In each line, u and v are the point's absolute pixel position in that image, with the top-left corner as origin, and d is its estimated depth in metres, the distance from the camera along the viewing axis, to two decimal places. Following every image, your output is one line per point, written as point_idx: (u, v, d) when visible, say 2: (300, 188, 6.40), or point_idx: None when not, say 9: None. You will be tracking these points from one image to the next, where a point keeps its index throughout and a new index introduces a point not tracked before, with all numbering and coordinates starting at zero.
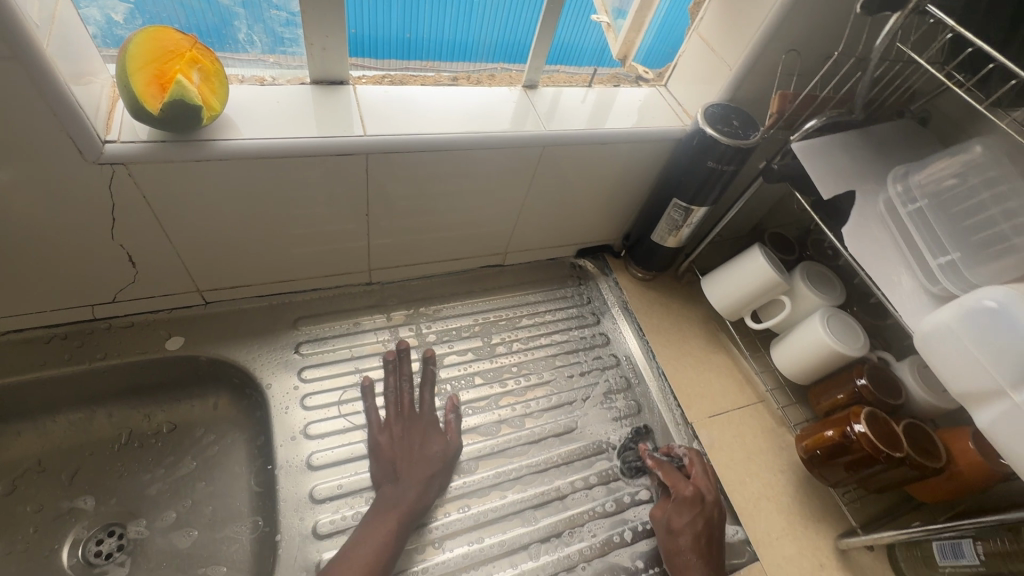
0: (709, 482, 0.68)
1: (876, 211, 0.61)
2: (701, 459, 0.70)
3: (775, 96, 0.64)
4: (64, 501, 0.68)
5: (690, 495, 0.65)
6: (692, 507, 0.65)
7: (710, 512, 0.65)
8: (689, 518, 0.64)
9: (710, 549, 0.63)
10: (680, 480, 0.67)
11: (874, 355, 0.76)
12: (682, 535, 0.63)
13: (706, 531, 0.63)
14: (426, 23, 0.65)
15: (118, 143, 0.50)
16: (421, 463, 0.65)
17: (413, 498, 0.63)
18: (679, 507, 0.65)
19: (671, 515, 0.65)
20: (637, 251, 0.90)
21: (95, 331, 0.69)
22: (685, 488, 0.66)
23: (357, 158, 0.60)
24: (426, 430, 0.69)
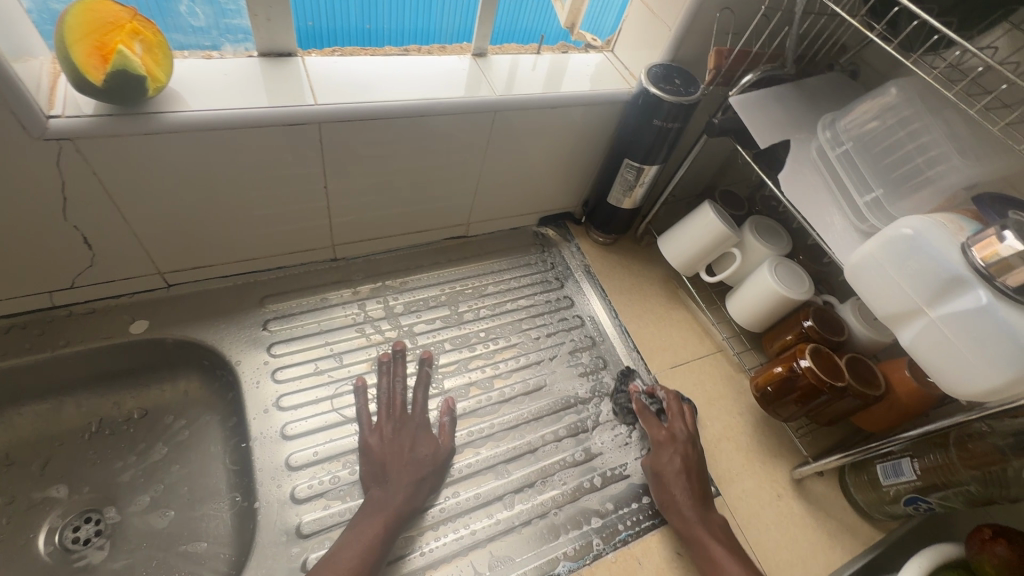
0: (685, 421, 0.72)
1: (810, 157, 0.65)
2: (676, 400, 0.74)
3: (711, 53, 0.67)
4: (35, 492, 0.68)
5: (664, 437, 0.70)
6: (668, 448, 0.69)
7: (686, 450, 0.69)
8: (667, 458, 0.68)
9: (690, 484, 0.67)
10: (656, 423, 0.72)
11: (820, 299, 0.81)
12: (665, 477, 0.67)
13: (686, 467, 0.68)
14: (385, 15, 0.68)
15: (63, 118, 0.50)
16: (409, 466, 0.64)
17: (401, 500, 0.61)
18: (659, 449, 0.69)
19: (654, 458, 0.69)
20: (596, 216, 0.93)
21: (55, 319, 0.69)
22: (659, 431, 0.70)
23: (309, 128, 0.61)
24: (415, 433, 0.67)
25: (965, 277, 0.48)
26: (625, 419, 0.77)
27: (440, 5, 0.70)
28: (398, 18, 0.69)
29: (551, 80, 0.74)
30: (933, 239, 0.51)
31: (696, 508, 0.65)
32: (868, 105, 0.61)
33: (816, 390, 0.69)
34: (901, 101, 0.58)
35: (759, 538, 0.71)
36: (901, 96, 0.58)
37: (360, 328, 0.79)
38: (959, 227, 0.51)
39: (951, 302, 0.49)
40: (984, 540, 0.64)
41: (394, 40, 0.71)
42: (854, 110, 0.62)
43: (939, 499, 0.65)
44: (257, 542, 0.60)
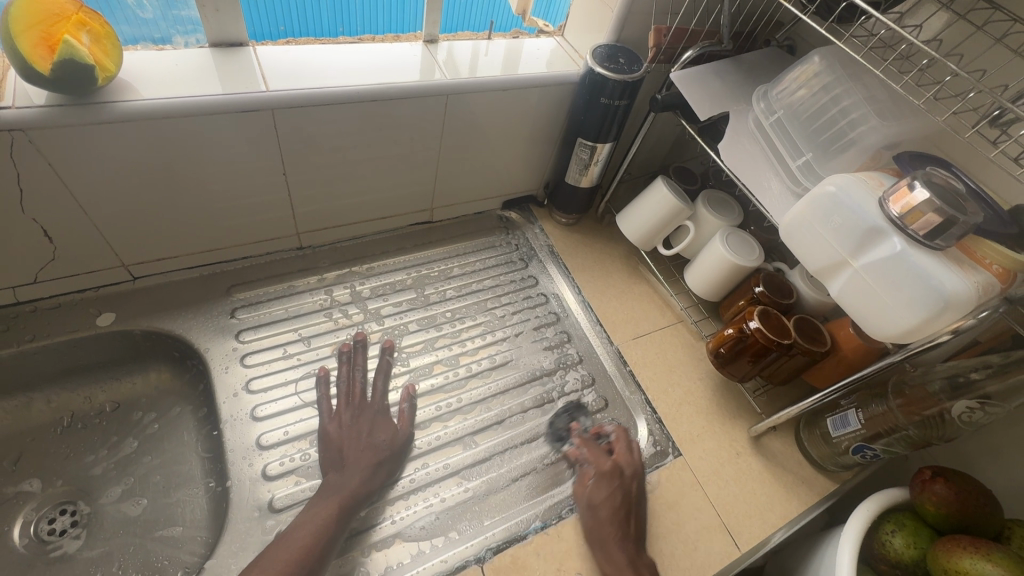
0: (630, 459, 0.70)
1: (748, 128, 0.69)
2: (627, 438, 0.72)
3: (651, 31, 0.71)
4: (8, 487, 0.69)
5: (608, 470, 0.68)
6: (608, 481, 0.67)
7: (629, 485, 0.67)
8: (608, 491, 0.66)
9: (627, 523, 0.64)
10: (601, 455, 0.70)
11: (771, 266, 0.84)
12: (601, 512, 0.64)
13: (625, 503, 0.65)
14: (358, 18, 0.72)
15: (13, 108, 0.51)
16: (365, 450, 0.66)
17: (356, 483, 0.63)
18: (600, 484, 0.67)
19: (593, 494, 0.66)
20: (557, 197, 0.95)
21: (20, 315, 0.69)
22: (604, 463, 0.68)
23: (262, 114, 0.63)
24: (374, 418, 0.70)
25: (882, 227, 0.52)
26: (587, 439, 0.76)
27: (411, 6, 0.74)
28: (371, 21, 0.73)
29: (507, 65, 0.76)
30: (854, 195, 0.55)
31: (626, 551, 0.62)
32: (797, 72, 0.64)
33: (766, 349, 0.73)
34: (824, 68, 0.62)
35: (720, 494, 0.74)
36: (824, 63, 0.62)
37: (329, 313, 0.81)
38: (876, 183, 0.56)
39: (872, 251, 0.53)
40: (925, 481, 0.67)
41: (339, 28, 0.72)
42: (784, 79, 0.65)
43: (882, 445, 0.69)
44: (231, 518, 0.62)
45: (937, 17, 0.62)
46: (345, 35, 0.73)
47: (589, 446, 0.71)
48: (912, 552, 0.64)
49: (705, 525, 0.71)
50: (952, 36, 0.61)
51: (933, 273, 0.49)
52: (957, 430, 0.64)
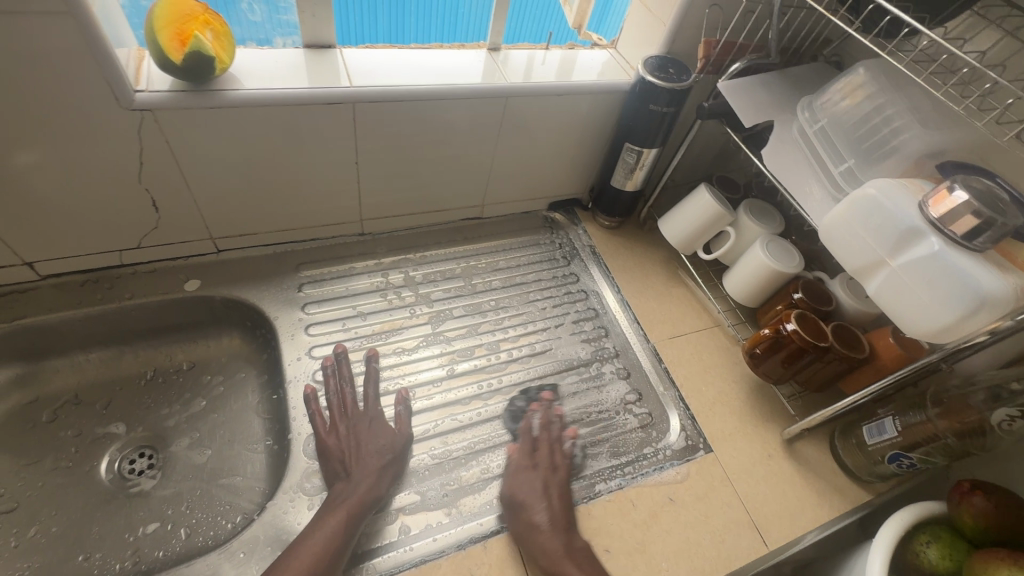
0: (557, 451, 0.72)
1: (792, 136, 0.72)
2: (553, 428, 0.74)
3: (702, 43, 0.79)
4: (99, 427, 0.77)
5: (526, 461, 0.70)
6: (530, 473, 0.69)
7: (549, 477, 0.69)
8: (528, 483, 0.68)
9: (551, 507, 0.65)
10: (524, 448, 0.72)
11: (811, 275, 0.85)
12: (525, 500, 0.66)
13: (548, 493, 0.67)
14: (415, 29, 0.79)
15: (146, 92, 0.60)
16: (370, 456, 0.67)
17: (364, 488, 0.64)
18: (524, 479, 0.68)
19: (517, 491, 0.67)
20: (601, 201, 1.00)
21: (121, 276, 0.79)
22: (523, 456, 0.71)
23: (342, 106, 0.70)
24: (370, 423, 0.71)
25: (920, 228, 0.55)
26: (617, 426, 0.79)
27: (467, 15, 0.81)
28: (425, 31, 0.80)
29: (561, 73, 0.82)
30: (893, 198, 0.57)
31: (561, 538, 0.63)
32: (842, 84, 0.67)
33: (802, 351, 0.74)
34: (869, 79, 0.65)
35: (750, 491, 0.75)
36: (869, 74, 0.64)
37: (384, 293, 0.87)
38: (916, 188, 0.58)
39: (909, 252, 0.56)
40: (964, 493, 0.66)
41: (394, 39, 0.79)
42: (829, 90, 0.68)
43: (921, 454, 0.68)
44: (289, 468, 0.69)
45: (986, 33, 0.64)
46: (401, 43, 0.79)
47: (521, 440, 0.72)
48: (947, 563, 0.64)
49: (733, 519, 0.72)
50: (1000, 51, 0.63)
51: (970, 272, 0.51)
52: (999, 442, 0.63)
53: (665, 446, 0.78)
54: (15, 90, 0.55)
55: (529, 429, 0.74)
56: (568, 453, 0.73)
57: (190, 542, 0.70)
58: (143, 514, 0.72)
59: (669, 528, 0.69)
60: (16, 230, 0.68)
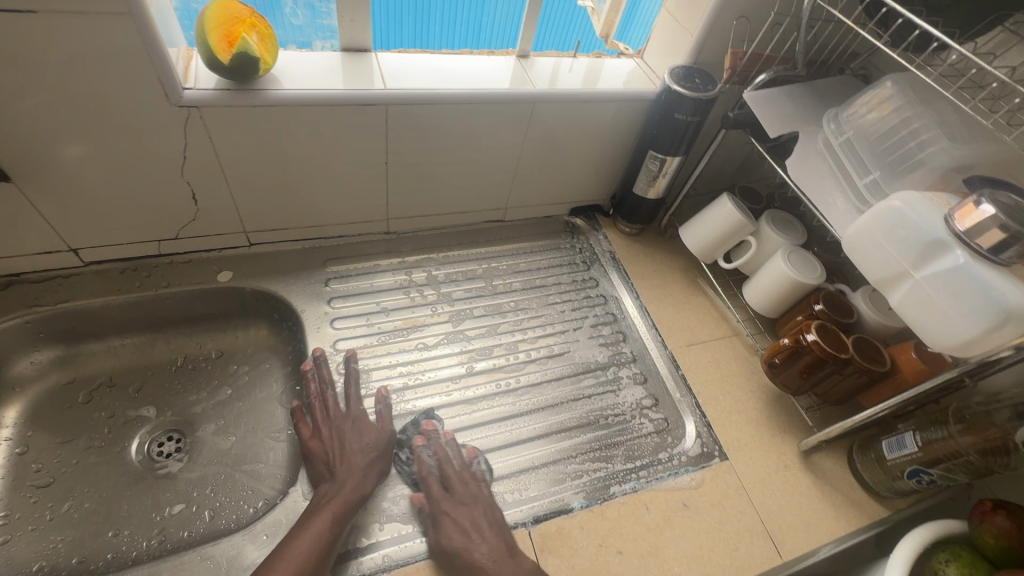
0: (472, 483, 0.68)
1: (817, 147, 0.72)
2: (457, 462, 0.69)
3: (728, 55, 0.77)
4: (130, 410, 0.80)
5: (442, 498, 0.66)
6: (448, 513, 0.64)
7: (476, 511, 0.65)
8: (460, 517, 0.64)
9: (487, 537, 0.62)
10: (433, 487, 0.67)
11: (833, 287, 0.85)
12: (451, 541, 0.62)
13: (484, 528, 0.63)
14: (438, 37, 0.81)
15: (194, 90, 0.63)
16: (354, 455, 0.68)
17: (350, 487, 0.65)
18: (449, 522, 0.63)
19: (444, 532, 0.63)
20: (623, 208, 1.01)
21: (159, 266, 0.82)
22: (435, 494, 0.66)
23: (375, 107, 0.72)
24: (352, 424, 0.72)
25: (946, 240, 0.55)
26: (633, 431, 0.79)
27: (488, 28, 0.83)
28: (448, 38, 0.82)
29: (586, 80, 0.84)
30: (920, 210, 0.57)
31: (511, 567, 0.60)
32: (869, 97, 0.67)
33: (822, 362, 0.74)
34: (896, 92, 0.65)
35: (766, 501, 0.75)
36: (896, 88, 0.65)
37: (406, 290, 0.90)
38: (942, 201, 0.58)
39: (933, 264, 0.56)
40: (984, 512, 0.65)
41: (418, 45, 0.81)
42: (855, 103, 0.69)
43: (941, 471, 0.67)
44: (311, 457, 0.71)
45: (1018, 49, 0.64)
46: (432, 48, 0.81)
47: (429, 487, 0.67)
48: None
49: (747, 528, 0.72)
50: None
51: (995, 286, 0.51)
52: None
53: (681, 452, 0.78)
54: (75, 84, 0.58)
55: (427, 471, 0.69)
56: (485, 479, 0.69)
57: (213, 524, 0.72)
58: (170, 495, 0.74)
59: (682, 533, 0.70)
60: (66, 217, 0.71)
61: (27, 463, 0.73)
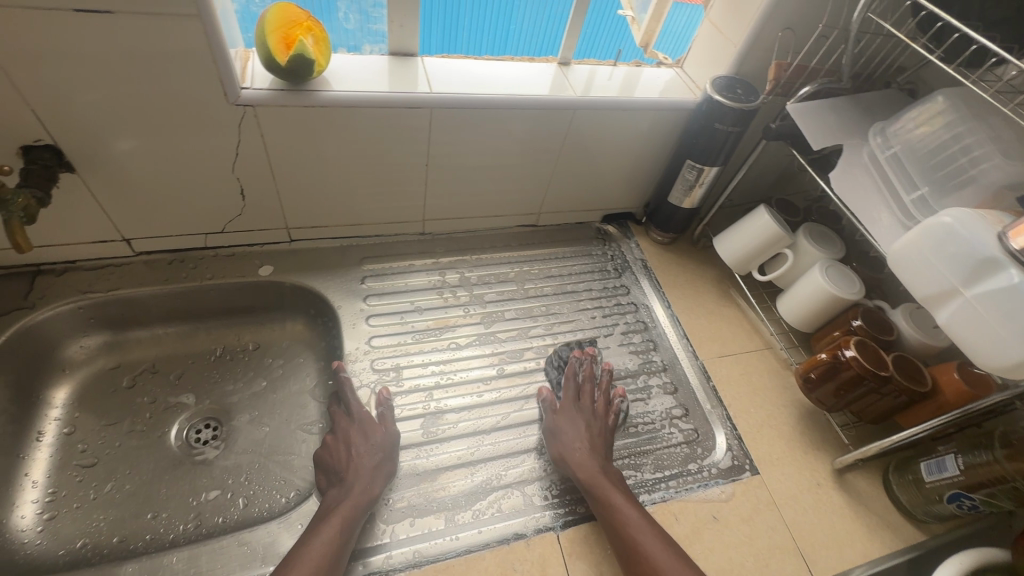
0: (606, 399, 0.78)
1: (862, 160, 0.72)
2: (595, 373, 0.81)
3: (772, 66, 0.78)
4: (170, 397, 0.82)
5: (575, 397, 0.77)
6: (571, 412, 0.75)
7: (598, 414, 0.76)
8: (582, 418, 0.75)
9: (594, 438, 0.73)
10: (573, 385, 0.79)
11: (871, 303, 0.84)
12: (563, 435, 0.72)
13: (598, 430, 0.74)
14: (465, 43, 0.82)
15: (251, 89, 0.66)
16: (361, 458, 0.68)
17: (358, 489, 0.65)
18: (568, 417, 0.75)
19: (560, 422, 0.74)
20: (657, 216, 1.01)
21: (204, 258, 0.85)
22: (572, 391, 0.78)
23: (420, 110, 0.74)
24: (357, 429, 0.71)
25: (998, 259, 0.53)
26: (665, 439, 0.79)
27: (515, 40, 0.84)
28: (476, 44, 0.83)
29: (624, 88, 0.84)
30: (971, 227, 0.56)
31: (599, 461, 0.70)
32: (917, 112, 0.67)
33: (860, 378, 0.73)
34: (948, 107, 0.64)
35: (798, 518, 0.74)
36: (948, 103, 0.64)
37: (440, 291, 0.91)
38: (996, 219, 0.56)
39: (985, 282, 0.55)
40: None
41: (446, 49, 0.82)
42: (903, 117, 0.68)
43: (984, 496, 0.65)
44: None
45: None
46: (474, 54, 0.83)
47: (567, 382, 0.79)
48: None
49: (778, 545, 0.71)
50: None
51: None
52: None
53: (711, 463, 0.77)
54: (141, 81, 0.61)
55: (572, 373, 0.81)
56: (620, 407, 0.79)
57: (247, 512, 0.74)
58: (205, 481, 0.76)
59: (712, 546, 0.69)
60: (122, 208, 0.74)
61: (74, 443, 0.75)
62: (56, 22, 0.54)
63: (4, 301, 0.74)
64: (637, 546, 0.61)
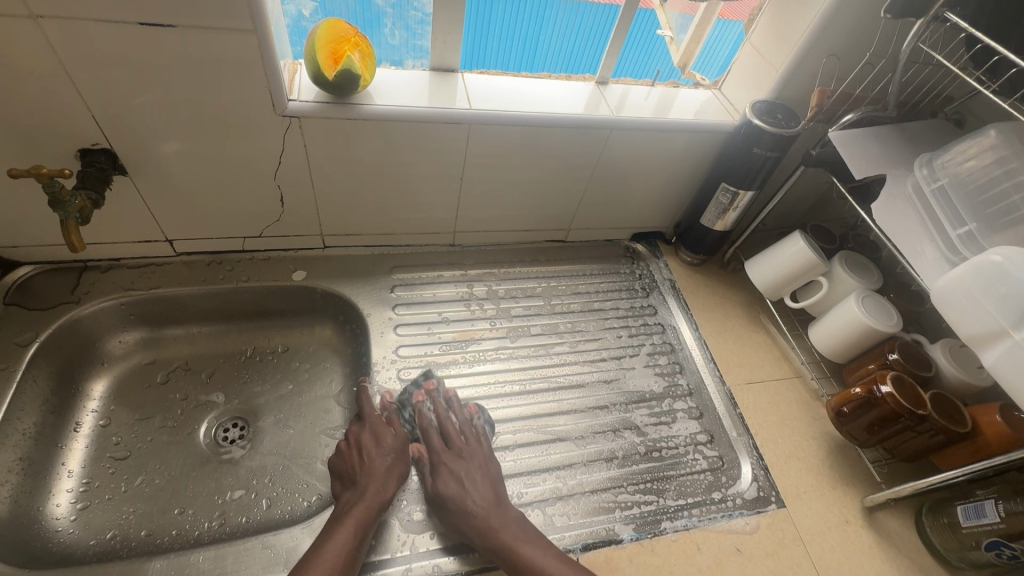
0: (477, 441, 0.73)
1: (906, 192, 0.70)
2: (459, 419, 0.75)
3: (815, 92, 0.77)
4: (202, 395, 0.84)
5: (441, 448, 0.72)
6: (443, 467, 0.69)
7: (472, 466, 0.70)
8: (461, 470, 0.69)
9: (482, 486, 0.67)
10: (434, 439, 0.73)
11: (909, 336, 0.81)
12: (446, 494, 0.66)
13: (486, 480, 0.68)
14: (494, 58, 0.82)
15: (297, 101, 0.68)
16: (375, 459, 0.70)
17: (372, 492, 0.66)
18: (448, 471, 0.69)
19: (440, 481, 0.68)
20: (687, 237, 1.00)
21: (242, 261, 0.87)
22: (437, 445, 0.72)
23: (460, 126, 0.75)
24: (373, 428, 0.73)
25: None
26: (688, 465, 0.77)
27: (543, 55, 0.84)
28: (504, 56, 0.82)
29: (659, 108, 0.84)
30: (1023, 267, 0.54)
31: (497, 511, 0.65)
32: (967, 145, 0.65)
33: (895, 416, 0.71)
34: (1000, 142, 0.62)
35: (825, 556, 0.72)
36: (1000, 137, 0.62)
37: (467, 303, 0.91)
38: None
39: None
40: None
41: (475, 65, 0.82)
42: (953, 149, 0.66)
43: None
44: None
45: None
46: (511, 71, 0.84)
47: (432, 435, 0.73)
48: None
49: None
50: None
51: None
52: None
53: (736, 493, 0.75)
54: (197, 91, 0.64)
55: (430, 424, 0.75)
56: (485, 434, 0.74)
57: (269, 513, 0.75)
58: (231, 480, 0.77)
59: None
60: (168, 210, 0.77)
61: (108, 435, 0.78)
62: (123, 35, 0.56)
63: (53, 295, 0.77)
64: None
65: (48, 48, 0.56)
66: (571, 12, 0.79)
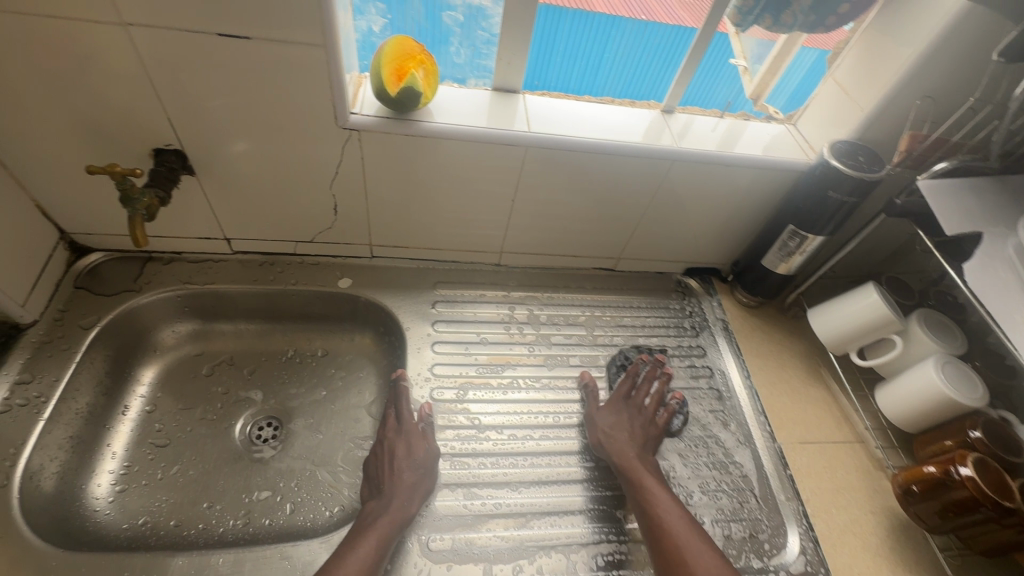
0: (658, 402, 0.79)
1: (1006, 253, 0.63)
2: (653, 380, 0.81)
3: (905, 136, 0.71)
4: (242, 391, 0.86)
5: (624, 393, 0.79)
6: (614, 403, 0.78)
7: (646, 419, 0.77)
8: (622, 411, 0.77)
9: (636, 433, 0.75)
10: (626, 380, 0.81)
11: (996, 413, 0.72)
12: (600, 422, 0.76)
13: (643, 431, 0.75)
14: (554, 77, 0.81)
15: (360, 115, 0.69)
16: (404, 471, 0.69)
17: (395, 506, 0.65)
18: (609, 410, 0.77)
19: (597, 412, 0.78)
20: (745, 277, 0.95)
21: (292, 264, 0.89)
22: (621, 386, 0.80)
23: (516, 147, 0.74)
24: (409, 440, 0.72)
25: None
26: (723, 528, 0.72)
27: (607, 67, 0.80)
28: (564, 78, 0.81)
29: (725, 141, 0.80)
30: None
31: (635, 447, 0.73)
32: None
33: (976, 504, 0.62)
34: None
35: None
36: None
37: (506, 326, 0.89)
38: None
39: None
40: None
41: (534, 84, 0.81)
42: None
43: None
44: None
45: None
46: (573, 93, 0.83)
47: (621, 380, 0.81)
48: None
49: None
50: None
51: None
52: None
53: (780, 565, 0.69)
54: (265, 99, 0.65)
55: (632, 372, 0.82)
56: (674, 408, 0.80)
57: (292, 518, 0.75)
58: (260, 480, 0.78)
59: None
60: (229, 211, 0.80)
61: (152, 422, 0.80)
62: (203, 44, 0.59)
63: (116, 282, 0.81)
64: (670, 530, 0.63)
65: (133, 53, 0.58)
66: (638, 32, 0.76)
